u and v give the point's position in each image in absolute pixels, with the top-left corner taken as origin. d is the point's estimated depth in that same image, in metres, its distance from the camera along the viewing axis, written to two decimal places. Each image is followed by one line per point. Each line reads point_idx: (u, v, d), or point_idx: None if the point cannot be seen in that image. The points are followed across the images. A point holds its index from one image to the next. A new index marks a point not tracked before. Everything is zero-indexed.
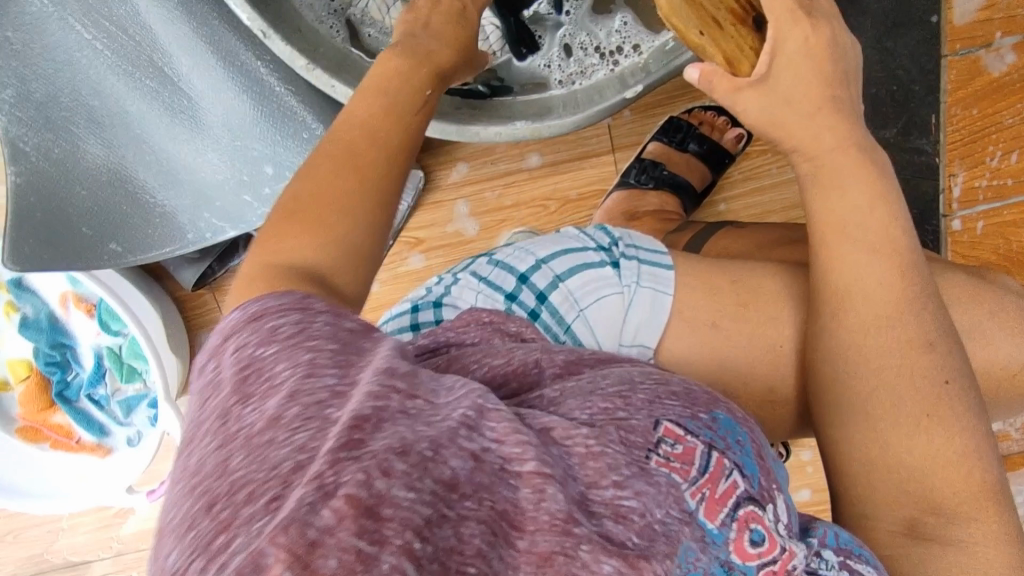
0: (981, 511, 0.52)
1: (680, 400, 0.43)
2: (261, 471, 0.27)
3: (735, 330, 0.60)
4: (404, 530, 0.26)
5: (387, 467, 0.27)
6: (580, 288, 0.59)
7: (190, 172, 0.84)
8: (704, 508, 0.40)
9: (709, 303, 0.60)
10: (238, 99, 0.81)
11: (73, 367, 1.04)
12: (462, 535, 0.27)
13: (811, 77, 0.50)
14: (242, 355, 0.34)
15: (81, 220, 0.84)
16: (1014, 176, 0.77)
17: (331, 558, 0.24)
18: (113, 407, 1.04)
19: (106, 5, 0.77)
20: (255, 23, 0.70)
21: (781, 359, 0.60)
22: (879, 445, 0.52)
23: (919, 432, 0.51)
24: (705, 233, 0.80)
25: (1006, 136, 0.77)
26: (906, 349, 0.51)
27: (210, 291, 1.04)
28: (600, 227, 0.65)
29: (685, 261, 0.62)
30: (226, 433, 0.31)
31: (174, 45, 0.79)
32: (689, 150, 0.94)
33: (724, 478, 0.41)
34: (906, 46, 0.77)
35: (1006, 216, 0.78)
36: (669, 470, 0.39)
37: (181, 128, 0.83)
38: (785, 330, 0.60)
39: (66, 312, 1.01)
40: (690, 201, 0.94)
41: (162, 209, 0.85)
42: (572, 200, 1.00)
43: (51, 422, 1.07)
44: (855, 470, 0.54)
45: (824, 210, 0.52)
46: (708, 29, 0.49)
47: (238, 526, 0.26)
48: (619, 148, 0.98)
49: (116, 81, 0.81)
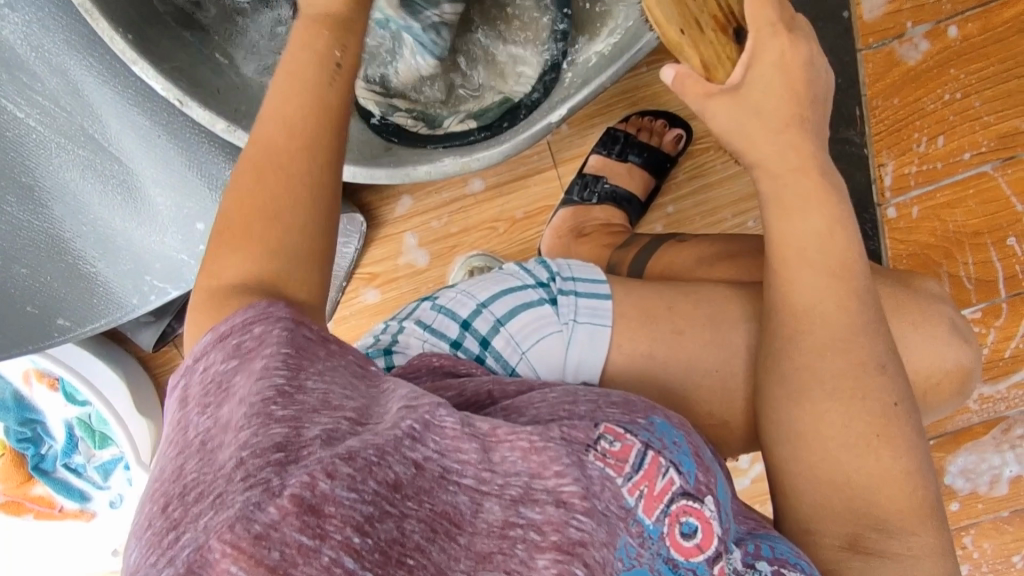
0: (918, 524, 0.54)
1: (619, 407, 0.47)
2: (209, 472, 0.31)
3: (670, 356, 0.60)
4: (345, 527, 0.29)
5: (331, 470, 0.30)
6: (520, 330, 0.57)
7: (129, 241, 0.85)
8: (643, 505, 0.43)
9: (641, 330, 0.60)
10: (173, 165, 0.81)
11: (45, 440, 0.99)
12: (405, 529, 0.31)
13: (709, 84, 0.49)
14: (209, 371, 0.36)
15: (23, 299, 0.83)
16: (942, 159, 0.77)
17: (273, 549, 0.27)
18: (91, 472, 1.01)
19: (36, 79, 0.77)
20: (170, 92, 0.70)
21: (725, 376, 0.60)
22: (828, 468, 0.53)
23: (859, 455, 0.52)
24: (651, 246, 0.80)
25: (930, 121, 0.77)
26: (856, 372, 0.52)
27: (174, 346, 1.02)
28: (540, 259, 0.64)
29: (619, 287, 0.62)
30: (185, 442, 0.34)
31: (107, 114, 0.79)
32: (630, 160, 0.91)
33: (661, 476, 0.44)
34: (826, 38, 0.78)
35: (940, 198, 0.78)
36: (604, 463, 0.42)
37: (117, 197, 0.83)
38: (730, 351, 0.60)
39: (29, 387, 0.96)
40: (637, 211, 0.93)
41: (104, 280, 0.86)
42: (520, 220, 0.97)
43: (32, 495, 1.02)
44: (801, 488, 0.55)
45: (780, 234, 0.52)
46: (689, 30, 0.47)
47: (187, 522, 0.30)
48: (563, 162, 0.96)
49: (50, 154, 0.80)
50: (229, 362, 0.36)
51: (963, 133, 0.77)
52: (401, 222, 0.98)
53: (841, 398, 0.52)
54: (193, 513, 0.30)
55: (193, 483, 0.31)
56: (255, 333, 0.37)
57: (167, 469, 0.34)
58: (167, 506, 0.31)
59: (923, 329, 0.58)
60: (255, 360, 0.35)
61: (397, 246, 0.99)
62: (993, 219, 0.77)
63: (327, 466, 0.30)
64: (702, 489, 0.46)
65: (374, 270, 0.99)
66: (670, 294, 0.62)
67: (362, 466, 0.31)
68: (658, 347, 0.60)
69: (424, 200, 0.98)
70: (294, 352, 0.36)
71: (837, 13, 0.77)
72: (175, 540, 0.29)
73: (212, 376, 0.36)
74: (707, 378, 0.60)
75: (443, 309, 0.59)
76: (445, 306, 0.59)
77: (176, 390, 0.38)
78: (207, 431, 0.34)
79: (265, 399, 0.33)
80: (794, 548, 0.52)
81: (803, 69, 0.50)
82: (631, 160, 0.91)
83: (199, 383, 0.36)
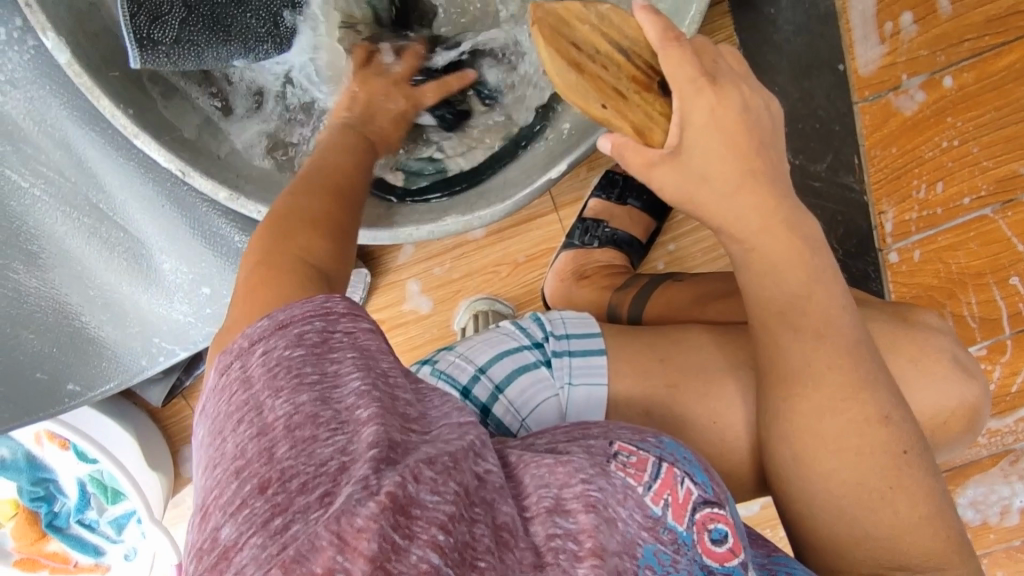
0: (950, 562, 0.52)
1: (633, 428, 0.49)
2: (309, 466, 0.34)
3: (669, 412, 0.59)
4: (430, 527, 0.33)
5: (417, 474, 0.34)
6: (518, 396, 0.58)
7: (137, 303, 0.85)
8: (671, 513, 0.44)
9: (641, 389, 0.59)
10: (178, 228, 0.81)
11: (58, 497, 1.00)
12: (474, 533, 0.35)
13: (723, 152, 0.48)
14: (274, 356, 0.37)
15: (35, 365, 0.84)
16: (942, 205, 0.78)
17: (373, 544, 0.30)
18: (106, 527, 1.01)
19: (39, 151, 0.77)
20: (172, 163, 0.70)
21: (731, 439, 0.58)
22: (846, 521, 0.51)
23: (875, 506, 0.50)
24: (648, 288, 0.80)
25: (928, 168, 0.78)
26: (862, 428, 0.49)
27: (183, 399, 1.02)
28: (533, 316, 0.64)
29: (623, 344, 0.61)
30: (263, 422, 0.36)
31: (111, 181, 0.79)
32: (629, 204, 0.93)
33: (680, 485, 0.46)
34: (822, 86, 0.79)
35: (942, 240, 0.78)
36: (625, 474, 0.44)
37: (122, 261, 0.83)
38: (728, 405, 0.58)
39: (41, 447, 0.96)
40: (639, 254, 0.93)
41: (112, 342, 0.86)
42: (521, 263, 0.98)
43: (46, 551, 1.02)
44: (826, 539, 0.53)
45: (760, 297, 0.51)
46: (609, 101, 0.47)
47: (293, 511, 0.32)
48: (562, 206, 0.96)
49: (55, 223, 0.81)
50: (302, 349, 0.38)
51: (962, 178, 0.77)
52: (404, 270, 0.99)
53: (851, 450, 0.50)
54: (301, 503, 0.33)
55: (292, 471, 0.34)
56: (321, 328, 0.39)
57: (247, 449, 0.35)
58: (265, 491, 0.33)
59: (924, 372, 0.56)
60: (329, 360, 0.38)
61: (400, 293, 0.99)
62: (996, 260, 0.77)
63: (414, 471, 0.34)
64: (721, 498, 0.48)
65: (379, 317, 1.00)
66: (668, 350, 0.61)
67: (441, 470, 0.35)
68: (655, 406, 0.59)
69: (422, 246, 0.98)
70: (359, 357, 0.39)
71: (833, 63, 0.78)
72: (285, 528, 0.31)
73: (281, 359, 0.37)
74: (707, 437, 0.58)
75: (442, 374, 0.60)
76: (445, 371, 0.60)
77: (227, 370, 0.38)
78: (282, 410, 0.35)
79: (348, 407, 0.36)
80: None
81: (743, 119, 0.49)
82: (631, 204, 0.92)
83: (261, 367, 0.37)
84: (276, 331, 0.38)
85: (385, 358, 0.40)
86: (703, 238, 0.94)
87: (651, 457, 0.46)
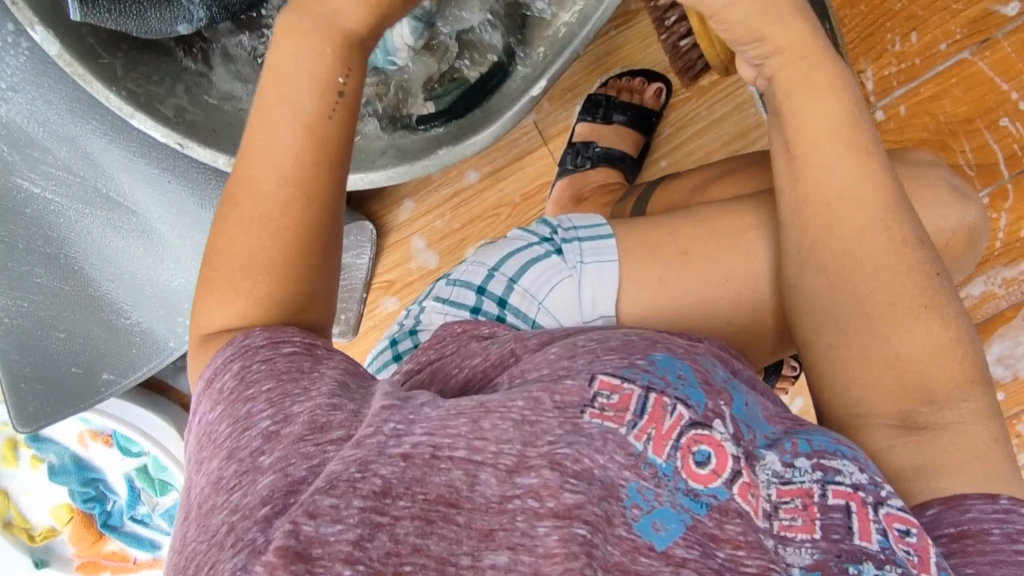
0: (973, 391, 0.50)
1: (617, 352, 0.45)
2: (206, 539, 0.33)
3: (679, 278, 0.60)
4: (335, 561, 0.29)
5: (313, 509, 0.31)
6: (533, 284, 0.59)
7: (157, 284, 0.88)
8: (653, 446, 0.40)
9: (650, 261, 0.60)
10: (187, 205, 0.85)
11: (109, 497, 1.03)
12: (397, 536, 0.31)
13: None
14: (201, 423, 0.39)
15: (68, 360, 0.87)
16: (919, 55, 0.81)
17: None
18: (158, 521, 1.03)
19: (47, 151, 0.81)
20: (171, 137, 0.74)
21: (750, 289, 0.60)
22: (876, 346, 0.50)
23: (918, 325, 0.49)
24: (647, 193, 0.81)
25: (901, 20, 0.81)
26: (901, 246, 0.50)
27: None
28: (541, 218, 0.65)
29: (626, 225, 0.63)
30: (190, 502, 0.37)
31: (116, 170, 0.82)
32: (615, 121, 0.94)
33: (667, 415, 0.41)
34: None
35: (925, 91, 0.81)
36: (603, 418, 0.40)
37: (138, 245, 0.86)
38: (746, 262, 0.60)
39: (86, 448, 0.99)
40: (632, 170, 0.95)
41: (140, 327, 0.89)
42: (519, 203, 0.99)
43: (106, 551, 1.06)
44: (847, 377, 0.51)
45: (793, 117, 0.51)
46: None
47: None
48: (551, 138, 0.98)
49: (70, 218, 0.84)
50: (215, 409, 0.38)
51: (937, 26, 0.80)
52: (407, 226, 1.02)
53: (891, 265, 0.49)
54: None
55: (198, 549, 0.33)
56: (235, 372, 0.39)
57: (183, 526, 0.36)
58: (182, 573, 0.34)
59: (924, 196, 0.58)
60: (238, 403, 0.37)
61: (407, 251, 1.02)
62: (981, 102, 0.80)
63: (309, 507, 0.31)
64: (710, 417, 0.43)
65: (390, 277, 1.03)
66: (677, 223, 0.63)
67: (343, 491, 0.31)
68: (665, 272, 0.60)
69: (424, 200, 1.01)
70: (274, 382, 0.38)
71: None
72: None
73: (202, 427, 0.38)
74: (725, 288, 0.60)
75: (457, 282, 0.63)
76: (459, 279, 0.63)
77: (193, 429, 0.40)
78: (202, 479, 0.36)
79: (253, 450, 0.35)
80: (834, 437, 0.47)
81: None
82: (617, 121, 0.93)
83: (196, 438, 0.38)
84: (204, 390, 0.40)
85: (302, 363, 0.40)
86: (694, 146, 0.94)
87: (630, 394, 0.41)
